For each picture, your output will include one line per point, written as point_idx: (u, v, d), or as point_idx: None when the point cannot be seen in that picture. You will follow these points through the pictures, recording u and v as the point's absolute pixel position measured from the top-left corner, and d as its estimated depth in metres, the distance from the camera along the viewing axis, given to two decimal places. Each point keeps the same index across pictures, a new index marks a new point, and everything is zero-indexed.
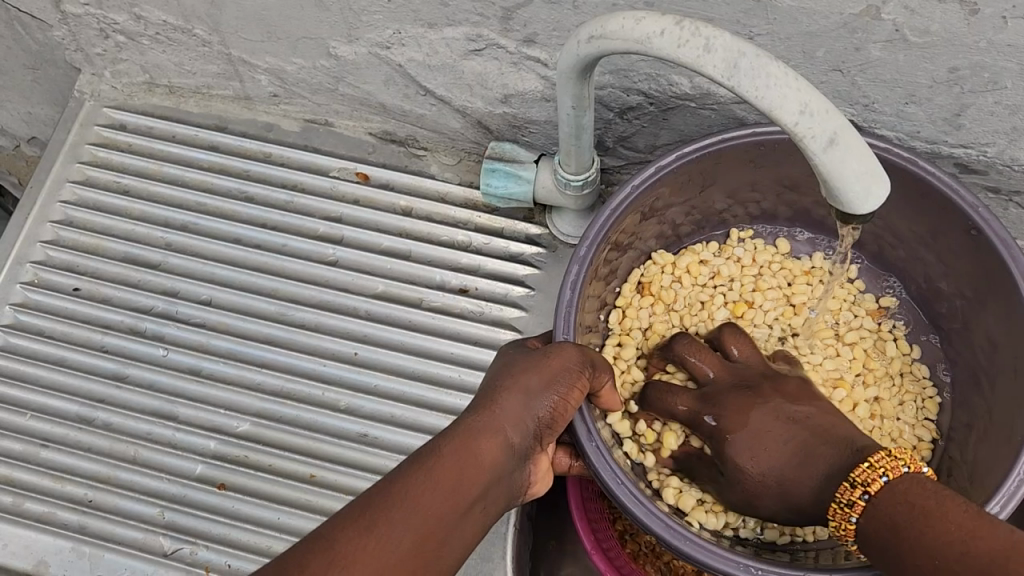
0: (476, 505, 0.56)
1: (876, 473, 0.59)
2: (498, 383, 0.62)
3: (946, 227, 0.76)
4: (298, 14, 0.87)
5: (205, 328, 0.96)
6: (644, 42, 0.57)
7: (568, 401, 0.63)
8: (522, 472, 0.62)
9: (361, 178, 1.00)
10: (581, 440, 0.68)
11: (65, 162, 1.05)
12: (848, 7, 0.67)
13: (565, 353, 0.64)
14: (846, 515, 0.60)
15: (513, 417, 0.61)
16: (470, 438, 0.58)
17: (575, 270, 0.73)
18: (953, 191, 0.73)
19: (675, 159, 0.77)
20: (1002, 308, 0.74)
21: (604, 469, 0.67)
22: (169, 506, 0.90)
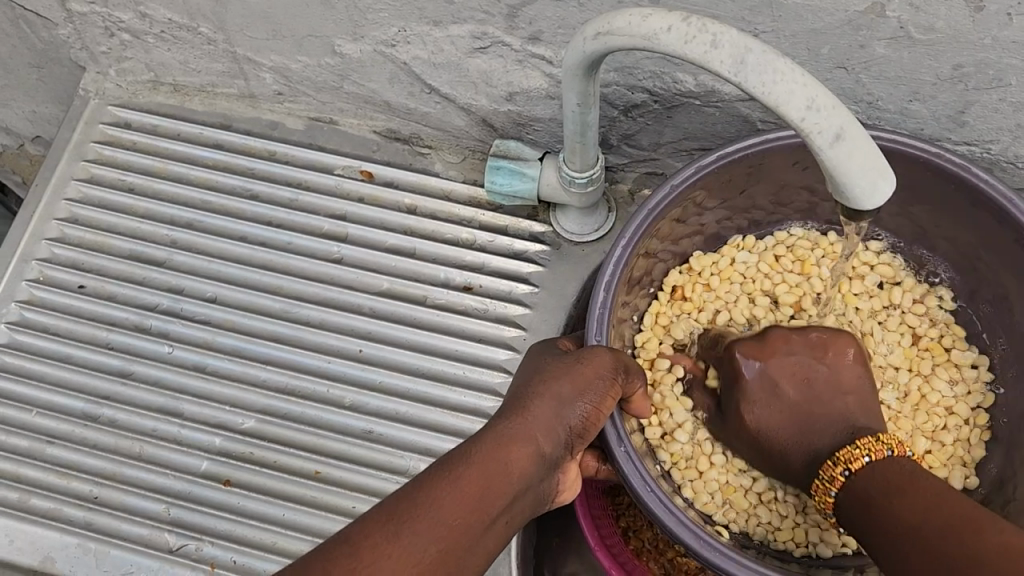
0: (503, 514, 0.57)
1: (858, 453, 0.67)
2: (531, 388, 0.62)
3: (991, 229, 0.77)
4: (304, 12, 0.87)
5: (211, 325, 0.96)
6: (651, 38, 0.57)
7: (600, 410, 0.64)
8: (550, 481, 0.62)
9: (365, 176, 1.00)
10: (610, 444, 0.70)
11: (71, 160, 1.05)
12: (853, 4, 0.67)
13: (599, 361, 0.65)
14: (827, 489, 0.68)
15: (546, 424, 0.61)
16: (502, 444, 0.58)
17: (610, 271, 0.74)
18: (1006, 199, 0.73)
19: (715, 159, 0.77)
20: None
21: (635, 478, 0.69)
22: (175, 502, 0.91)
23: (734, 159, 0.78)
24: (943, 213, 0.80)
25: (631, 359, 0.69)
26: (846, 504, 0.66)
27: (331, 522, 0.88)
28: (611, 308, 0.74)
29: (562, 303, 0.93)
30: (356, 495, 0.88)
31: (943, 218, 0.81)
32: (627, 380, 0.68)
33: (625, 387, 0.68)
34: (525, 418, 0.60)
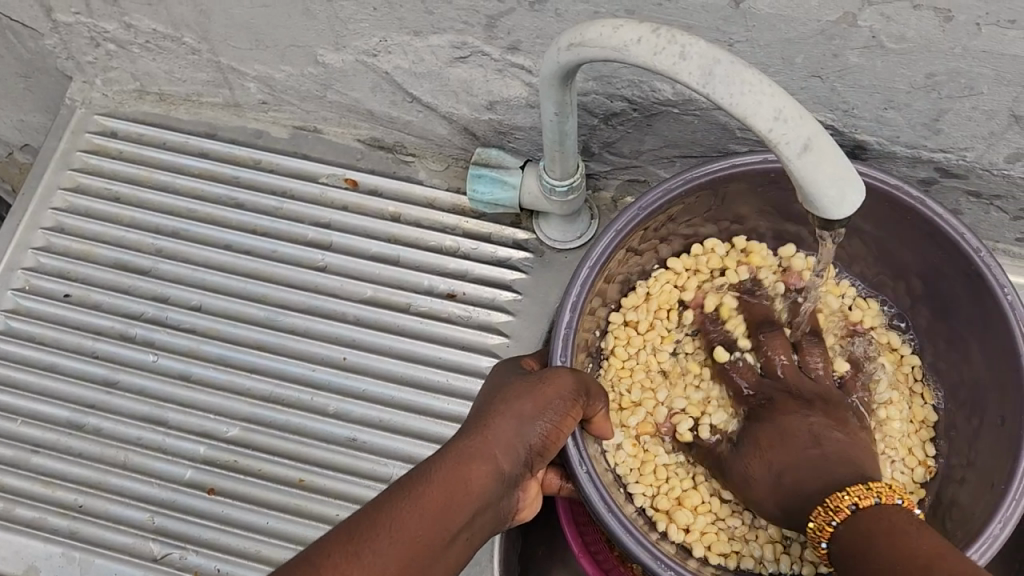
0: (464, 530, 0.58)
1: (868, 492, 0.64)
2: (492, 408, 0.64)
3: (948, 267, 0.79)
4: (286, 22, 0.88)
5: (195, 333, 0.97)
6: (622, 49, 0.58)
7: (561, 428, 0.66)
8: (510, 499, 0.63)
9: (349, 184, 1.01)
10: (571, 463, 0.72)
11: (57, 169, 1.05)
12: (825, 14, 0.68)
13: (560, 380, 0.66)
14: (829, 518, 0.64)
15: (506, 442, 0.62)
16: (462, 462, 0.59)
17: (575, 293, 0.76)
18: (958, 235, 0.75)
19: (685, 181, 0.78)
20: (994, 344, 0.76)
21: (593, 494, 0.71)
22: (159, 511, 0.91)
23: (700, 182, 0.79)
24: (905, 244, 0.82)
25: (594, 381, 0.70)
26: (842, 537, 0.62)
27: (315, 530, 0.88)
28: (576, 328, 0.76)
29: (544, 310, 0.94)
30: (340, 503, 0.89)
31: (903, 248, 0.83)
32: (588, 402, 0.69)
33: (586, 408, 0.69)
34: (485, 436, 0.61)
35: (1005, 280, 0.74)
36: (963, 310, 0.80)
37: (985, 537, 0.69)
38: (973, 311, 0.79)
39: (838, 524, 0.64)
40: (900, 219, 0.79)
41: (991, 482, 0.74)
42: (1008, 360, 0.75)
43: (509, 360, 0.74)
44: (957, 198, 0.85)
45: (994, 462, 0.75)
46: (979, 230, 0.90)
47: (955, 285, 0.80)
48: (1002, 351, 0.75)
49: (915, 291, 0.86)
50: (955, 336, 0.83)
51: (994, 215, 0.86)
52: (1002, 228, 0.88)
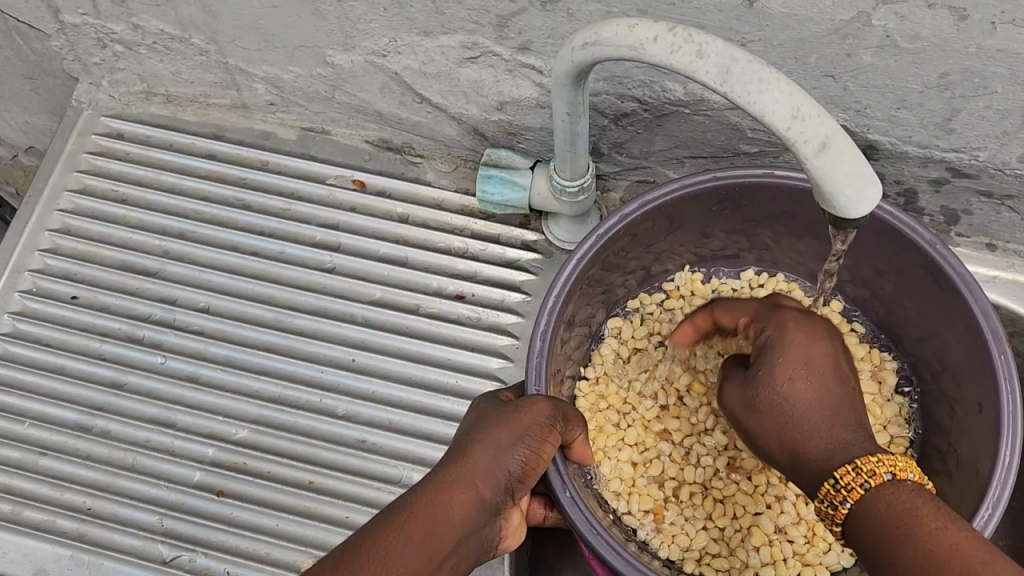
0: (449, 559, 0.57)
1: (906, 467, 0.60)
2: (470, 437, 0.63)
3: (909, 264, 0.78)
4: (296, 23, 0.87)
5: (203, 335, 0.96)
6: (638, 48, 0.58)
7: (541, 454, 0.64)
8: (494, 527, 0.62)
9: (357, 185, 1.01)
10: (554, 490, 0.69)
11: (64, 171, 1.05)
12: (840, 13, 0.67)
13: (537, 408, 0.66)
14: (859, 478, 0.59)
15: (487, 469, 0.61)
16: (444, 490, 0.59)
17: (545, 321, 0.75)
18: (911, 230, 0.75)
19: (636, 208, 0.78)
20: (959, 334, 0.75)
21: (580, 519, 0.69)
22: (168, 513, 0.90)
23: (652, 207, 0.78)
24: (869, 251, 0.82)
25: (568, 406, 0.70)
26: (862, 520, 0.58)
27: (325, 531, 0.88)
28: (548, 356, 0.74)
29: None
30: (350, 505, 0.88)
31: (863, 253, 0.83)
32: (565, 426, 0.68)
33: (564, 433, 0.68)
34: (466, 464, 0.61)
35: (964, 270, 0.73)
36: (925, 303, 0.80)
37: (979, 519, 0.66)
38: (931, 300, 0.78)
39: (872, 488, 0.58)
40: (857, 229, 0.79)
41: (977, 466, 0.72)
42: (975, 353, 0.74)
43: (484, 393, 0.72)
44: (968, 198, 0.85)
45: (975, 448, 0.74)
46: (989, 230, 0.89)
47: (916, 283, 0.79)
48: (968, 344, 0.74)
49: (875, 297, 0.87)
50: (923, 331, 0.82)
51: (1005, 214, 0.86)
52: (1012, 227, 0.88)
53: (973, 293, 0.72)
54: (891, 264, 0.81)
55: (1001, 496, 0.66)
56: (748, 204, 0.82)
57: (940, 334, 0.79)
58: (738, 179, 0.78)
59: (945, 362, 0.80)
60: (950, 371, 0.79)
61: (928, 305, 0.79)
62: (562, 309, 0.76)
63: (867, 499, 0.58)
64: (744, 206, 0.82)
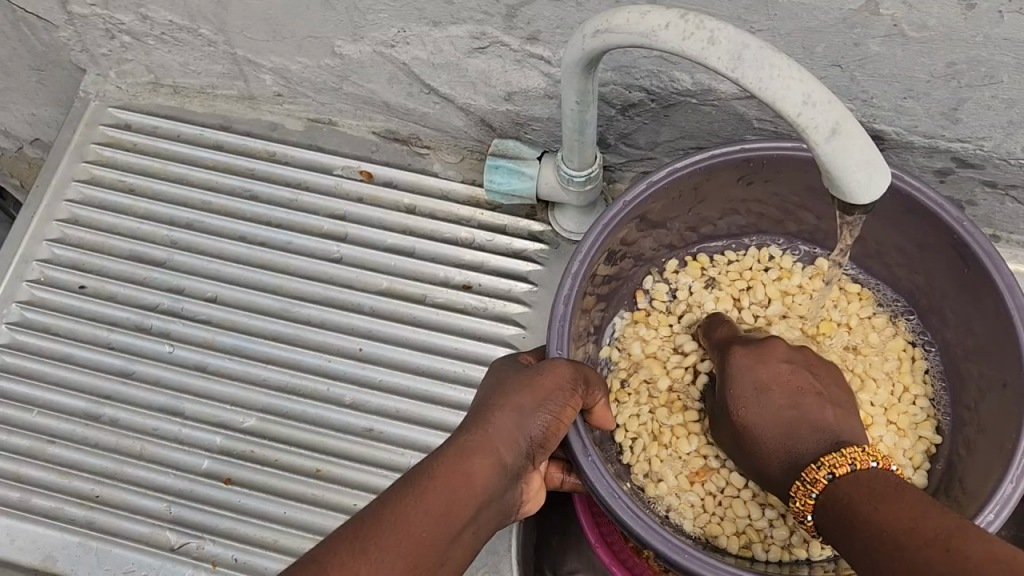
0: (469, 527, 0.58)
1: (845, 460, 0.64)
2: (491, 401, 0.64)
3: (935, 241, 0.78)
4: (304, 13, 0.88)
5: (211, 324, 0.97)
6: (650, 35, 0.58)
7: (561, 419, 0.65)
8: (516, 492, 0.63)
9: (364, 176, 1.01)
10: (576, 454, 0.71)
11: (71, 161, 1.05)
12: (847, 3, 0.68)
13: (559, 371, 0.66)
14: (808, 491, 0.65)
15: (508, 434, 0.62)
16: (464, 457, 0.59)
17: (568, 287, 0.75)
18: (940, 208, 0.75)
19: (666, 175, 0.78)
20: (985, 314, 0.76)
21: (599, 482, 0.69)
22: (176, 501, 0.91)
23: (682, 175, 0.79)
24: (880, 217, 0.82)
25: (591, 370, 0.70)
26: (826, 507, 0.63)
27: (333, 518, 0.88)
28: (571, 320, 0.75)
29: None
30: (358, 493, 0.89)
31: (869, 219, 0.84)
32: (588, 391, 0.69)
33: (586, 399, 0.68)
34: (485, 431, 0.61)
35: (992, 251, 0.73)
36: (954, 285, 0.80)
37: (995, 503, 0.66)
38: (957, 280, 0.79)
39: (836, 478, 0.64)
40: (890, 204, 0.79)
41: (999, 446, 0.72)
42: (998, 328, 0.74)
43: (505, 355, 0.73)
44: (973, 188, 0.86)
45: (997, 428, 0.74)
46: (993, 221, 0.90)
47: (946, 262, 0.79)
48: (990, 317, 0.75)
49: (903, 276, 0.87)
50: (951, 309, 0.82)
51: (1009, 205, 0.87)
52: (1016, 218, 0.89)
53: (1001, 272, 0.72)
54: (918, 244, 0.81)
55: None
56: (776, 174, 0.82)
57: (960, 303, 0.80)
58: (769, 154, 0.79)
59: (971, 343, 0.80)
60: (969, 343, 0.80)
61: (946, 274, 0.80)
62: (587, 273, 0.77)
63: (830, 487, 0.63)
64: (771, 176, 0.82)
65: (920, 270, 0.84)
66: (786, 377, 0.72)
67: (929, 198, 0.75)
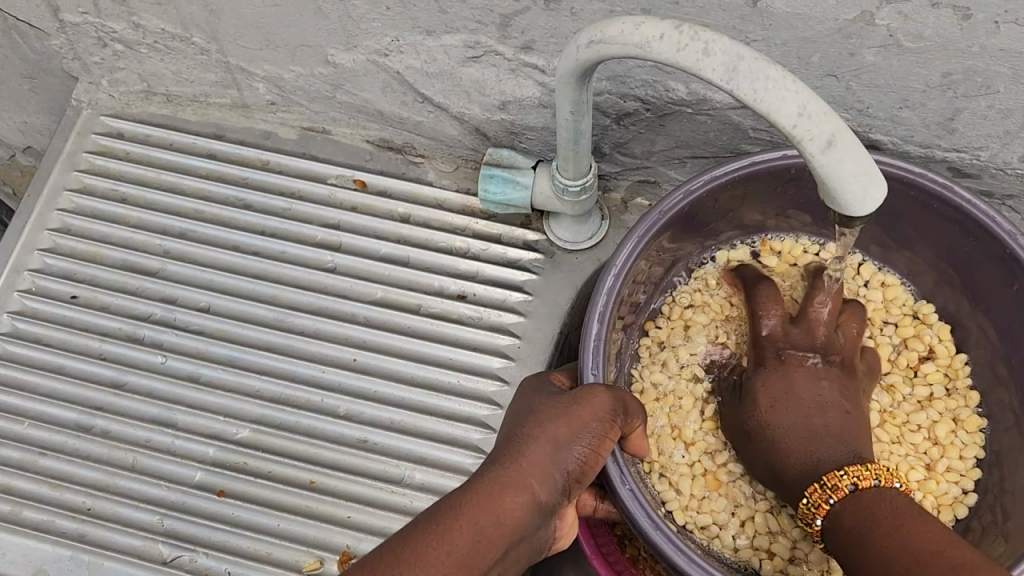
0: (496, 565, 0.56)
1: (869, 475, 0.66)
2: (527, 431, 0.63)
3: (980, 251, 0.78)
4: (297, 22, 0.87)
5: (204, 335, 0.96)
6: (644, 46, 0.58)
7: (597, 453, 0.64)
8: (547, 526, 0.62)
9: (358, 185, 1.00)
10: (612, 481, 0.71)
11: (63, 170, 1.05)
12: (843, 13, 0.68)
13: (596, 403, 0.65)
14: (824, 496, 0.67)
15: (543, 467, 0.61)
16: (497, 491, 0.58)
17: (603, 304, 0.75)
18: (989, 220, 0.75)
19: (704, 183, 0.78)
20: None
21: (638, 510, 0.70)
22: (168, 513, 0.90)
23: (722, 181, 0.79)
24: (913, 215, 0.82)
25: (631, 398, 0.69)
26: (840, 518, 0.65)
27: (327, 530, 0.87)
28: (605, 340, 0.75)
29: (555, 313, 0.93)
30: (352, 505, 0.88)
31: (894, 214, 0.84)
32: (625, 421, 0.68)
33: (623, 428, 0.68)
34: (521, 464, 0.60)
35: None
36: (999, 292, 0.80)
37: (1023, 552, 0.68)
38: (1005, 287, 0.79)
39: (837, 502, 0.66)
40: (935, 209, 0.78)
41: None
42: None
43: (539, 372, 0.74)
44: None
45: None
46: None
47: (992, 270, 0.79)
48: None
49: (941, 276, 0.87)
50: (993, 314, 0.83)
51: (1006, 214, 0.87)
52: None
53: None
54: (962, 251, 0.81)
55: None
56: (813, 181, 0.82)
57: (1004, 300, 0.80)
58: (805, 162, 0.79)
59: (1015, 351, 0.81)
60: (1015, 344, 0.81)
61: (985, 277, 0.81)
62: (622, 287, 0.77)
63: (851, 497, 0.65)
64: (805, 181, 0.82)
65: (960, 275, 0.84)
66: (812, 393, 0.74)
67: (976, 209, 0.75)
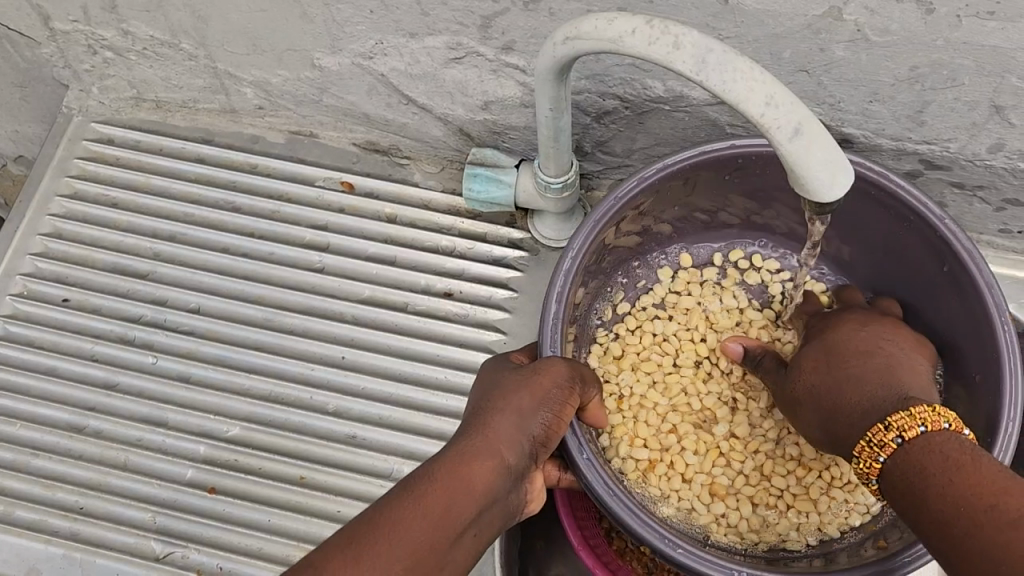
0: (473, 527, 0.58)
1: (913, 421, 0.63)
2: (492, 404, 0.65)
3: (912, 238, 0.82)
4: (283, 27, 0.89)
5: (194, 335, 0.97)
6: (617, 41, 0.60)
7: (562, 419, 0.66)
8: (521, 491, 0.64)
9: (346, 186, 1.02)
10: (571, 451, 0.73)
11: (54, 176, 1.06)
12: (811, 9, 0.70)
13: (555, 371, 0.68)
14: (874, 454, 0.64)
15: (509, 436, 0.63)
16: (465, 460, 0.60)
17: (561, 283, 0.77)
18: (921, 206, 0.77)
19: (658, 171, 0.80)
20: (965, 307, 0.78)
21: (594, 478, 0.72)
22: (160, 510, 0.91)
23: (674, 170, 0.81)
24: (853, 209, 0.85)
25: (586, 370, 0.72)
26: (892, 474, 0.62)
27: (316, 525, 0.89)
28: (564, 318, 0.77)
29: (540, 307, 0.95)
30: (343, 500, 0.89)
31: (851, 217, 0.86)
32: (583, 390, 0.71)
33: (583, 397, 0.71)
34: (487, 435, 0.62)
35: (969, 244, 0.76)
36: (930, 280, 0.83)
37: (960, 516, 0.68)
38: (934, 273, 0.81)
39: (905, 440, 0.62)
40: (870, 200, 0.82)
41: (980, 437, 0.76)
42: (975, 318, 0.77)
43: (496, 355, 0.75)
44: (941, 189, 0.88)
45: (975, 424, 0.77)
46: (963, 221, 0.92)
47: (923, 257, 0.82)
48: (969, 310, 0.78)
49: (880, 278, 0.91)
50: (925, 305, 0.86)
51: (977, 206, 0.89)
52: (984, 218, 0.91)
53: (979, 266, 0.75)
54: (897, 240, 0.84)
55: (1012, 436, 0.70)
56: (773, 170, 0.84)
57: (948, 316, 0.82)
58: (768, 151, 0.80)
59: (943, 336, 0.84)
60: (951, 335, 0.82)
61: (921, 267, 0.83)
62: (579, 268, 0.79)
63: (899, 451, 0.62)
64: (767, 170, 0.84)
65: (897, 268, 0.87)
66: (858, 346, 0.76)
67: (909, 194, 0.78)
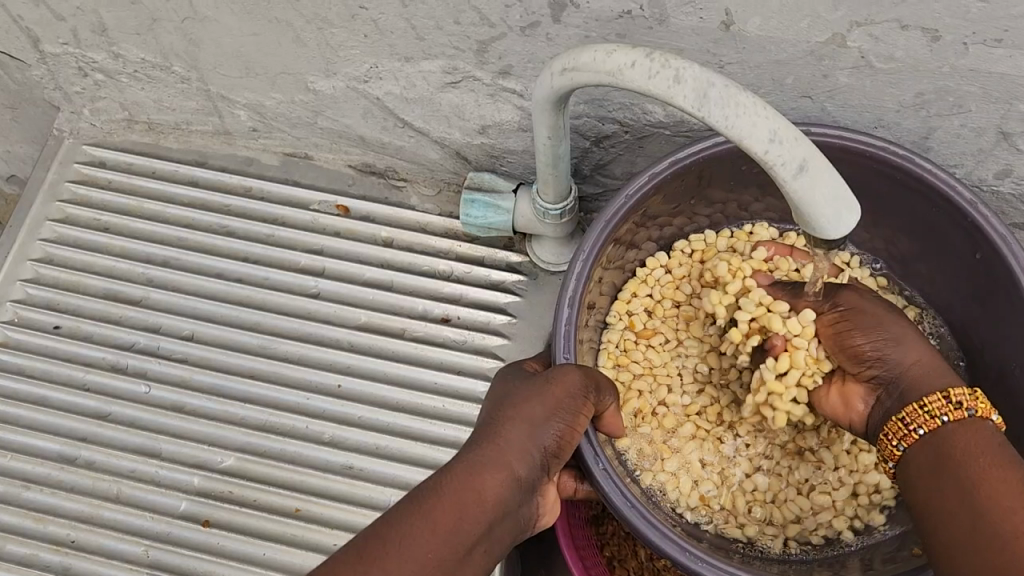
0: (483, 540, 0.59)
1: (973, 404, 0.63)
2: (504, 413, 0.65)
3: (944, 225, 0.78)
4: (276, 50, 0.88)
5: (188, 362, 0.96)
6: (616, 73, 0.58)
7: (574, 428, 0.66)
8: (530, 506, 0.65)
9: (341, 210, 1.01)
10: (588, 462, 0.72)
11: (45, 201, 1.05)
12: (814, 35, 0.68)
13: (569, 378, 0.67)
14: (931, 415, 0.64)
15: (521, 447, 0.63)
16: (474, 473, 0.61)
17: (573, 287, 0.75)
18: (948, 187, 0.73)
19: (665, 167, 0.77)
20: (1004, 299, 0.75)
21: (615, 494, 0.71)
22: (153, 544, 0.90)
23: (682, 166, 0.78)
24: (883, 197, 0.81)
25: (600, 376, 0.71)
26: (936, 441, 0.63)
27: (313, 559, 0.87)
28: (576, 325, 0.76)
29: (539, 333, 0.93)
30: (339, 532, 0.88)
31: (924, 231, 0.81)
32: (598, 397, 0.69)
33: (598, 403, 0.70)
34: (498, 445, 0.63)
35: (1005, 230, 0.72)
36: (968, 270, 0.79)
37: None
38: (970, 258, 0.77)
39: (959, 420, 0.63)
40: (897, 189, 0.78)
41: None
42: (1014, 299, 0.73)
43: (510, 364, 0.74)
44: None
45: None
46: None
47: (955, 240, 0.78)
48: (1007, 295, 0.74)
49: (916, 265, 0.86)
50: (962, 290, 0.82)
51: None
52: None
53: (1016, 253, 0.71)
54: (928, 226, 0.80)
55: None
56: None
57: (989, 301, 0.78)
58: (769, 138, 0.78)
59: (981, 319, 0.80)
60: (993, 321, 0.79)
61: (955, 250, 0.79)
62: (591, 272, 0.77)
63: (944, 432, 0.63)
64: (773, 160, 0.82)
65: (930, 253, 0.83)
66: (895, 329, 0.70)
67: (933, 176, 0.74)
